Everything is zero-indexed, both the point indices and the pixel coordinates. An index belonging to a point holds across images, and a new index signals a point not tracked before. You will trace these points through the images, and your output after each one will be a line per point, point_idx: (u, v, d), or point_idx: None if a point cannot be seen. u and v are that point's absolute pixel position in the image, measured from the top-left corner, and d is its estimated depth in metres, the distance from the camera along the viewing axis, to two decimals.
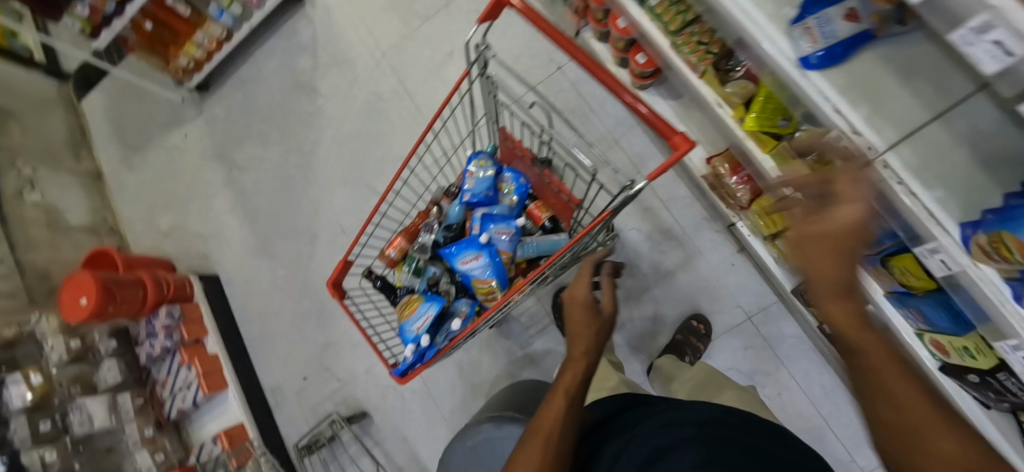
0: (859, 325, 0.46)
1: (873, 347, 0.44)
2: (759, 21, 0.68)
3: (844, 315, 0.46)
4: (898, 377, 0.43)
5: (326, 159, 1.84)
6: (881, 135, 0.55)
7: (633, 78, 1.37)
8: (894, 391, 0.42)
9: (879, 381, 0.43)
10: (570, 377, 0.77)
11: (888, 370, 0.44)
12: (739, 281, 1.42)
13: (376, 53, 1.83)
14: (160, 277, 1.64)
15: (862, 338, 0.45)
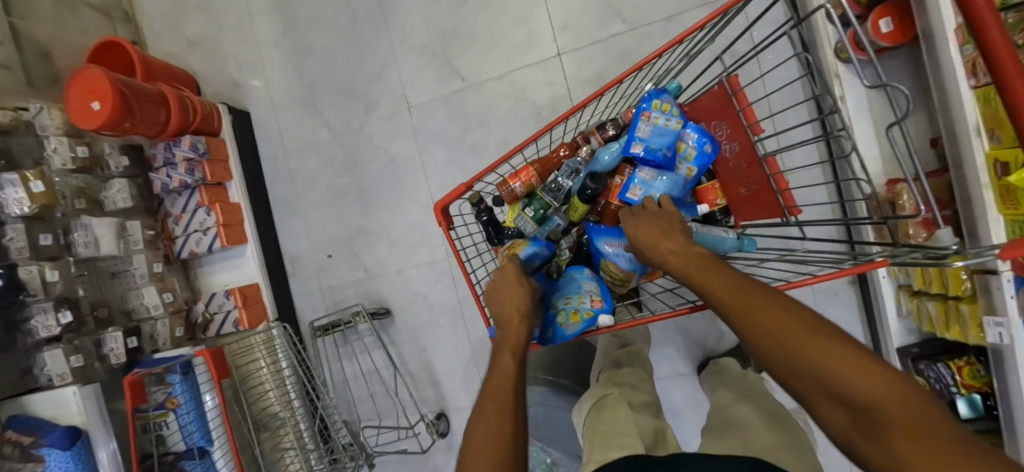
0: (713, 274, 0.47)
1: (724, 294, 0.43)
2: None
3: (726, 296, 0.43)
4: (759, 297, 0.40)
5: (408, 11, 1.45)
6: None
7: (847, 43, 1.03)
8: (754, 305, 0.39)
9: (741, 306, 0.40)
10: (509, 344, 0.60)
11: (745, 291, 0.41)
12: (834, 312, 1.33)
13: None
14: (186, 99, 1.36)
15: (714, 277, 0.46)
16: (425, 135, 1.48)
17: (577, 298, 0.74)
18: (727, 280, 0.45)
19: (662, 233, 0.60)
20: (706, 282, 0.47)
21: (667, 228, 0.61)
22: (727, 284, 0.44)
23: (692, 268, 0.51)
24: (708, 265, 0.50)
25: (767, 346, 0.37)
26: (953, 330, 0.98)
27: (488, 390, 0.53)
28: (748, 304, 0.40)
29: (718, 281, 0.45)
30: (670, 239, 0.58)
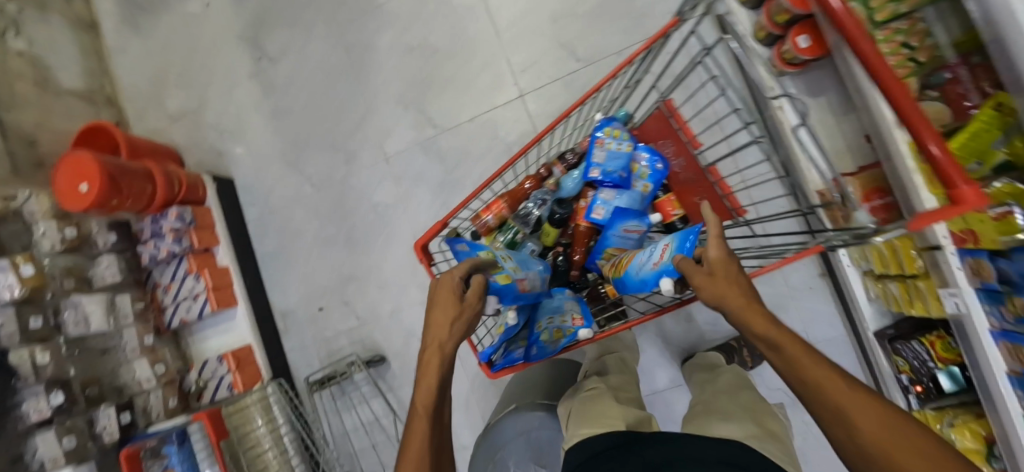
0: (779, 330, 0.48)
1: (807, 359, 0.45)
2: None
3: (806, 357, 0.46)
4: (828, 377, 0.43)
5: (380, 70, 1.56)
6: None
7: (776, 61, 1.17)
8: (830, 387, 0.43)
9: (820, 383, 0.44)
10: (421, 390, 0.58)
11: (815, 365, 0.45)
12: (812, 305, 1.39)
13: None
14: (172, 173, 1.41)
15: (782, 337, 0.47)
16: (405, 181, 1.55)
17: (561, 317, 0.78)
18: (794, 345, 0.47)
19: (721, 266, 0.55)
20: (773, 338, 0.48)
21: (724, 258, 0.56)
22: (800, 352, 0.46)
23: (759, 327, 0.49)
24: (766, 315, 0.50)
25: (857, 437, 0.40)
26: (915, 305, 1.04)
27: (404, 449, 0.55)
28: (823, 382, 0.43)
29: (787, 344, 0.47)
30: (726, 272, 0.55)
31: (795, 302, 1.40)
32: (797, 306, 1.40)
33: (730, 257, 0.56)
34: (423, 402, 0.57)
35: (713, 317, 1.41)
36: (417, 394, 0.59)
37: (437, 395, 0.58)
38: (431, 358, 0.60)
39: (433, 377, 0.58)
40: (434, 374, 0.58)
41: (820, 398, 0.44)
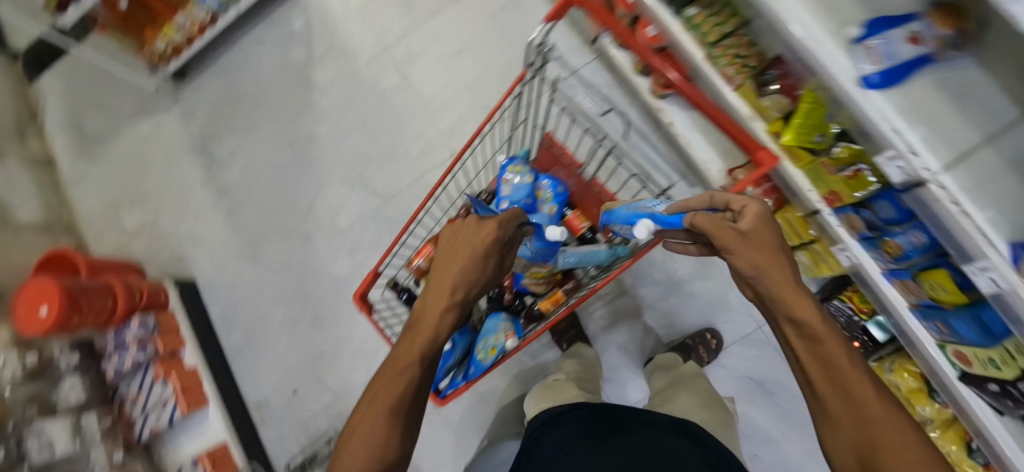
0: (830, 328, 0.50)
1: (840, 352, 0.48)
2: (818, 37, 0.82)
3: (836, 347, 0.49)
4: (857, 377, 0.47)
5: (324, 155, 1.71)
6: (936, 157, 0.70)
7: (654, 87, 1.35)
8: (862, 394, 0.46)
9: (855, 387, 0.46)
10: (417, 329, 0.65)
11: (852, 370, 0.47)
12: None
13: (381, 44, 1.71)
14: (133, 285, 1.48)
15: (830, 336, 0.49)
16: (361, 251, 1.64)
17: (494, 336, 0.88)
18: (837, 344, 0.49)
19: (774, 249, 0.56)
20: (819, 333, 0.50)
21: (775, 242, 0.57)
22: (843, 353, 0.48)
23: (804, 312, 0.51)
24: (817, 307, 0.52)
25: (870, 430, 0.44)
26: (823, 266, 1.17)
27: (381, 376, 0.62)
28: (857, 387, 0.46)
29: (833, 344, 0.49)
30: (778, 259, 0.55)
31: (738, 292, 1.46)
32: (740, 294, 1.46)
33: (766, 223, 0.58)
34: (417, 345, 0.63)
35: (665, 321, 1.49)
36: (414, 333, 0.65)
37: (435, 347, 0.63)
38: (443, 303, 0.65)
39: (433, 321, 0.64)
40: (435, 321, 0.64)
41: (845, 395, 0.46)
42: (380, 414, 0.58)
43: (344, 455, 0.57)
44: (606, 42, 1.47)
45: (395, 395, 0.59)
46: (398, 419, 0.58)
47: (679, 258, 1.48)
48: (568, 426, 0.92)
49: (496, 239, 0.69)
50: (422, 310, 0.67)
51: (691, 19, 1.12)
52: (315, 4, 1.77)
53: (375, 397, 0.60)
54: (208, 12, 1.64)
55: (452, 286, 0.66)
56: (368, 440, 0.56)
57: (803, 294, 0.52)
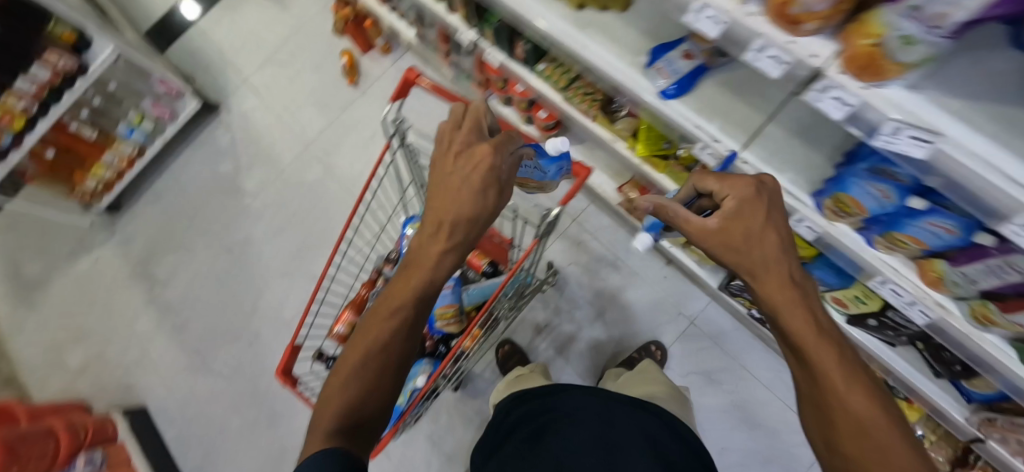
0: (822, 336, 0.50)
1: (810, 336, 0.50)
2: (622, 68, 0.98)
3: (804, 330, 0.50)
4: (826, 358, 0.49)
5: (261, 253, 1.79)
6: (736, 138, 0.89)
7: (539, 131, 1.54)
8: (850, 398, 0.47)
9: (842, 390, 0.47)
10: (413, 270, 0.63)
11: (843, 375, 0.48)
12: (678, 290, 1.55)
13: (301, 143, 1.88)
14: (76, 423, 1.46)
15: (818, 342, 0.50)
16: None
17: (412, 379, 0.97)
18: (829, 348, 0.49)
19: (773, 251, 0.54)
20: (809, 339, 0.50)
21: (775, 242, 0.55)
22: (836, 358, 0.49)
23: (779, 298, 0.53)
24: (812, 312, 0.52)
25: (833, 405, 0.47)
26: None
27: (374, 318, 0.62)
28: (839, 394, 0.47)
29: (824, 350, 0.49)
30: (773, 259, 0.54)
31: (665, 295, 1.56)
32: (668, 297, 1.56)
33: (756, 206, 0.55)
34: (412, 283, 0.62)
35: (609, 337, 1.56)
36: (412, 271, 0.63)
37: (431, 287, 0.63)
38: (440, 241, 0.62)
39: (430, 261, 0.62)
40: (432, 264, 0.62)
41: (831, 398, 0.48)
42: (377, 352, 0.59)
43: (338, 384, 0.58)
44: (495, 101, 1.64)
45: (392, 333, 0.60)
46: (394, 362, 0.59)
47: (604, 275, 1.59)
48: (534, 414, 0.98)
49: (490, 166, 0.62)
50: (419, 247, 0.64)
51: (543, 72, 1.27)
52: (237, 120, 1.95)
53: (367, 333, 0.61)
54: (136, 145, 1.83)
55: (450, 223, 0.62)
56: (361, 371, 0.57)
57: (790, 290, 0.53)
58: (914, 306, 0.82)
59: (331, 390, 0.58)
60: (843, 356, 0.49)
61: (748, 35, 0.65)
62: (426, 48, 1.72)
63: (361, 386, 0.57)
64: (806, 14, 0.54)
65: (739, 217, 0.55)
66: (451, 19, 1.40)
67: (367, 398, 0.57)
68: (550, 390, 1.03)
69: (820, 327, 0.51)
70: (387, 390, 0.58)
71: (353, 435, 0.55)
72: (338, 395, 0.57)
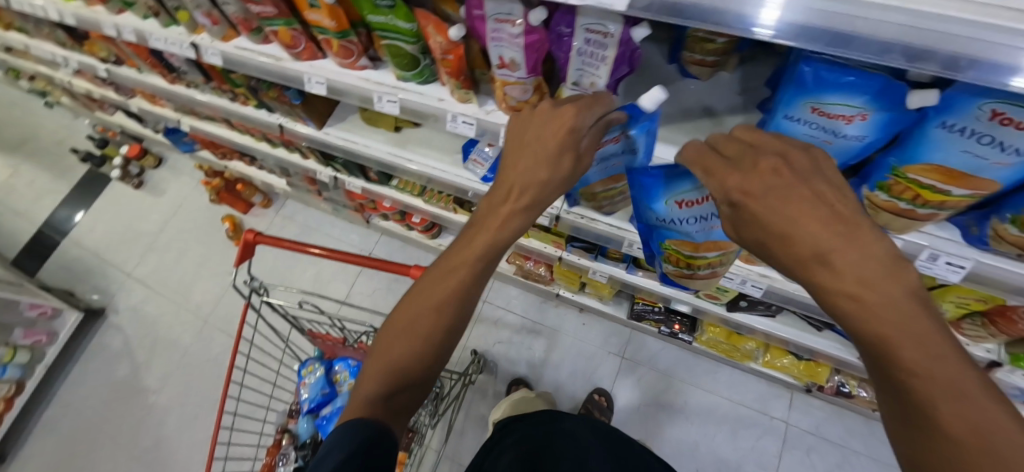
0: (936, 353, 0.31)
1: (900, 339, 0.32)
2: (446, 169, 1.10)
3: (888, 329, 0.32)
4: (930, 365, 0.31)
5: (177, 450, 1.63)
6: None
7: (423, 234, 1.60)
8: (983, 452, 0.29)
9: (967, 441, 0.30)
10: (485, 233, 0.55)
11: (970, 418, 0.30)
12: (599, 332, 1.64)
13: (200, 318, 1.84)
14: None
15: (926, 367, 0.31)
16: None
17: None
18: (945, 374, 0.31)
19: (841, 237, 0.33)
20: (905, 364, 0.32)
21: (833, 219, 0.34)
22: (944, 368, 0.31)
23: (845, 290, 0.33)
24: (923, 319, 0.32)
25: (931, 424, 0.31)
26: (603, 287, 1.38)
27: (430, 291, 0.55)
28: (954, 447, 0.30)
29: (938, 380, 0.31)
30: (840, 251, 0.33)
31: (589, 341, 1.63)
32: (593, 342, 1.63)
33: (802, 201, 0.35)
34: (477, 247, 0.54)
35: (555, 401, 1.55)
36: (483, 229, 0.55)
37: (496, 248, 0.55)
38: (508, 205, 0.54)
39: (495, 233, 0.54)
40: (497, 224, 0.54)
41: (931, 427, 0.31)
42: (436, 321, 0.54)
43: (393, 343, 0.55)
44: (376, 219, 1.73)
45: (452, 297, 0.54)
46: (443, 336, 0.55)
47: (528, 341, 1.65)
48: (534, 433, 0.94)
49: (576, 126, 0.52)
50: (487, 207, 0.56)
51: (399, 186, 1.38)
52: (128, 317, 1.88)
53: (420, 297, 0.56)
54: (11, 382, 1.68)
55: (520, 183, 0.54)
56: (414, 333, 0.55)
57: (873, 273, 0.33)
58: (748, 283, 0.95)
59: (389, 342, 0.55)
60: (971, 380, 0.31)
61: (493, 127, 0.77)
62: (301, 192, 1.82)
63: (412, 354, 0.54)
64: (524, 102, 0.71)
65: (765, 205, 0.36)
66: (308, 164, 1.51)
67: (409, 368, 0.54)
68: (563, 416, 1.01)
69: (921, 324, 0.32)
70: (427, 362, 0.55)
71: (389, 400, 0.53)
72: (389, 365, 0.54)
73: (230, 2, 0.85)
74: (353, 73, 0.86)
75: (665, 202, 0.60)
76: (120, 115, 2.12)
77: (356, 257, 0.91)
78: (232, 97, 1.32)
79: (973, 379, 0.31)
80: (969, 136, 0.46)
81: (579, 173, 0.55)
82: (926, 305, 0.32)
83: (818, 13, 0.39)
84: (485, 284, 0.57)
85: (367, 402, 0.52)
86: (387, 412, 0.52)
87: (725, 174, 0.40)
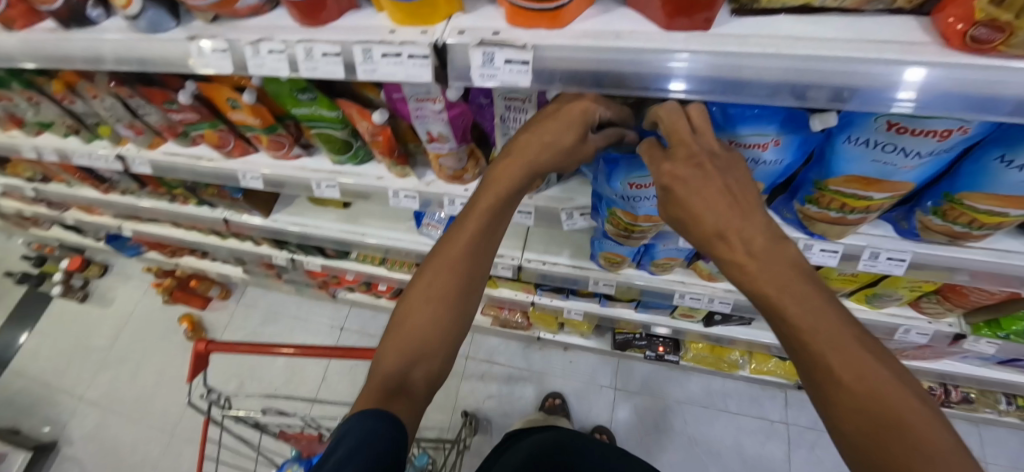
0: (818, 313, 0.33)
1: (784, 293, 0.34)
2: (401, 237, 1.09)
3: (772, 289, 0.34)
4: (812, 316, 0.33)
5: None
6: (512, 249, 1.03)
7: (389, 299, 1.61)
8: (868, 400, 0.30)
9: (854, 390, 0.31)
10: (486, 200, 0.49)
11: (854, 369, 0.31)
12: (587, 366, 1.62)
13: (166, 432, 1.69)
14: None
15: (810, 324, 0.33)
16: None
17: None
18: (828, 329, 0.32)
19: (739, 207, 0.37)
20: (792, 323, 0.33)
21: (731, 199, 0.37)
22: (821, 323, 0.32)
23: (734, 255, 0.36)
24: (802, 277, 0.34)
25: (820, 373, 0.32)
26: (582, 324, 1.40)
27: (440, 258, 0.50)
28: (847, 398, 0.31)
29: (824, 333, 0.32)
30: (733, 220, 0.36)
31: (579, 378, 1.60)
32: (583, 377, 1.61)
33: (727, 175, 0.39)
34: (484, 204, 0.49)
35: None
36: (488, 189, 0.49)
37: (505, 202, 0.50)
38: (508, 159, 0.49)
39: (501, 190, 0.49)
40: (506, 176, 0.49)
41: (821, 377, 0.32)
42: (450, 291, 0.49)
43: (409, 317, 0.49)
44: (343, 292, 1.70)
45: (465, 262, 0.49)
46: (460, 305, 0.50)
47: (519, 389, 1.60)
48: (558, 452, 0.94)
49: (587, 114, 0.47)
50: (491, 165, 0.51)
51: (359, 258, 1.36)
52: (81, 447, 1.70)
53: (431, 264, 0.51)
54: None
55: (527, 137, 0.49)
56: (430, 300, 0.49)
57: (753, 242, 0.35)
58: (715, 300, 0.96)
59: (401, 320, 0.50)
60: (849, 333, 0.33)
61: (437, 196, 0.77)
62: (260, 277, 1.75)
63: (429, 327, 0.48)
64: (460, 169, 0.72)
65: (686, 187, 0.38)
66: (262, 250, 1.46)
67: (425, 342, 0.48)
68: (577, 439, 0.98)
69: (800, 281, 0.34)
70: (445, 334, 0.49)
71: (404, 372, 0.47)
72: (406, 342, 0.48)
73: (152, 113, 0.83)
74: (288, 163, 0.85)
75: (621, 182, 0.59)
76: (57, 229, 2.02)
77: (317, 349, 0.86)
78: (171, 198, 1.28)
79: (851, 332, 0.33)
80: (873, 146, 0.49)
81: (582, 157, 0.51)
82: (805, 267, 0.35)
83: (713, 68, 0.39)
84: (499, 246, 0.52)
85: (386, 384, 0.46)
86: (403, 396, 0.45)
87: (659, 164, 0.42)
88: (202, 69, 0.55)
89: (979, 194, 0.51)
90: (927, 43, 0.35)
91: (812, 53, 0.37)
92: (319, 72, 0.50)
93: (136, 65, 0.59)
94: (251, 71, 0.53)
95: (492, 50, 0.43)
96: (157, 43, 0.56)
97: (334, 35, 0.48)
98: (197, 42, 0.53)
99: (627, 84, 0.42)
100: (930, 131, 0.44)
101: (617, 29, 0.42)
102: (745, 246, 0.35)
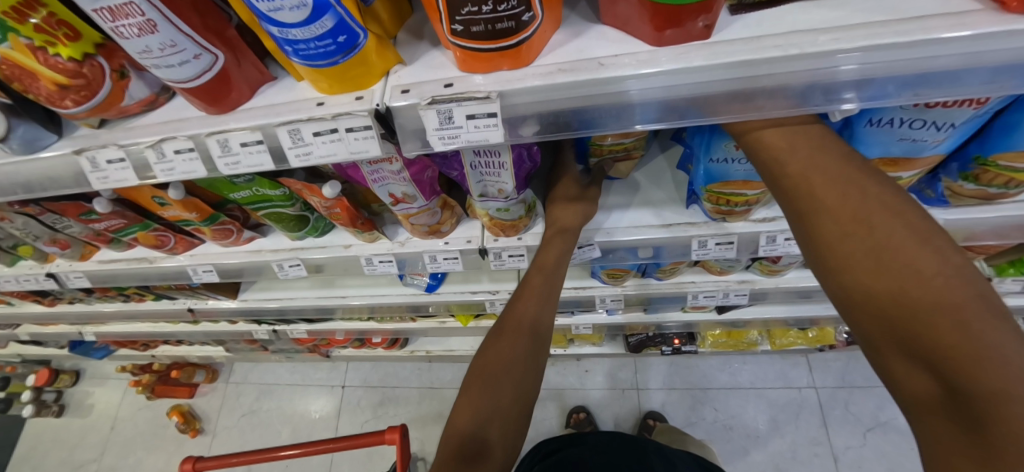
0: (872, 197, 0.31)
1: (827, 181, 0.33)
2: (384, 292, 1.00)
3: (811, 175, 0.34)
4: (855, 197, 0.32)
5: None
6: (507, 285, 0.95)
7: (386, 349, 1.53)
8: (897, 270, 0.28)
9: (899, 277, 0.28)
10: (541, 265, 0.55)
11: (885, 238, 0.30)
12: (603, 371, 1.56)
13: None
14: None
15: (832, 199, 0.32)
16: None
17: None
18: (849, 197, 0.32)
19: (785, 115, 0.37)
20: (811, 197, 0.33)
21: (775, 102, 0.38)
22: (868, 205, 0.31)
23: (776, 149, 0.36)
24: (833, 158, 0.34)
25: (856, 255, 0.30)
26: (592, 335, 1.35)
27: (504, 326, 0.51)
28: (886, 279, 0.29)
29: (867, 214, 0.31)
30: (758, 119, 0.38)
31: (600, 388, 1.54)
32: (604, 387, 1.54)
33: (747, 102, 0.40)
34: (538, 280, 0.54)
35: None
36: (552, 239, 0.57)
37: (552, 276, 0.55)
38: (560, 240, 0.57)
39: (557, 253, 0.56)
40: (557, 250, 0.56)
41: (861, 257, 0.30)
42: (522, 346, 0.48)
43: (471, 385, 0.47)
44: (337, 350, 1.61)
45: (532, 321, 0.51)
46: (529, 363, 0.47)
47: (542, 411, 1.53)
48: (587, 440, 0.96)
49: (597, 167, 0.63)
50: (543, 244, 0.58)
51: (345, 319, 1.27)
52: None
53: (502, 336, 0.49)
54: None
55: (563, 216, 0.57)
56: (499, 360, 0.47)
57: (801, 141, 0.36)
58: (730, 294, 0.90)
59: (459, 395, 0.47)
60: (885, 203, 0.31)
61: (415, 255, 0.69)
62: (244, 353, 1.64)
63: (499, 384, 0.45)
64: (436, 223, 0.64)
65: None
66: (240, 328, 1.35)
67: (497, 399, 0.45)
68: (612, 434, 0.98)
69: (853, 172, 0.33)
70: (514, 398, 0.45)
71: (477, 432, 0.43)
72: (474, 396, 0.45)
73: (73, 226, 0.72)
74: (240, 248, 0.75)
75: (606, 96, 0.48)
76: (15, 345, 1.85)
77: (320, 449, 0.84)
78: (125, 298, 1.15)
79: (882, 197, 0.31)
80: (900, 125, 0.43)
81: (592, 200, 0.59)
82: (839, 145, 0.36)
83: (665, 91, 0.34)
84: (549, 327, 0.52)
85: (460, 441, 0.43)
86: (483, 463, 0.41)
87: None
88: (101, 184, 0.45)
89: (1016, 155, 0.45)
90: (977, 11, 0.29)
91: (841, 46, 0.31)
92: (242, 166, 0.41)
93: (24, 192, 0.49)
94: (160, 176, 0.44)
95: (448, 106, 0.35)
96: (40, 164, 0.45)
97: (248, 120, 0.39)
98: (85, 155, 0.43)
99: (628, 118, 0.36)
100: (964, 101, 0.38)
101: (597, 56, 0.35)
102: (789, 145, 0.36)
